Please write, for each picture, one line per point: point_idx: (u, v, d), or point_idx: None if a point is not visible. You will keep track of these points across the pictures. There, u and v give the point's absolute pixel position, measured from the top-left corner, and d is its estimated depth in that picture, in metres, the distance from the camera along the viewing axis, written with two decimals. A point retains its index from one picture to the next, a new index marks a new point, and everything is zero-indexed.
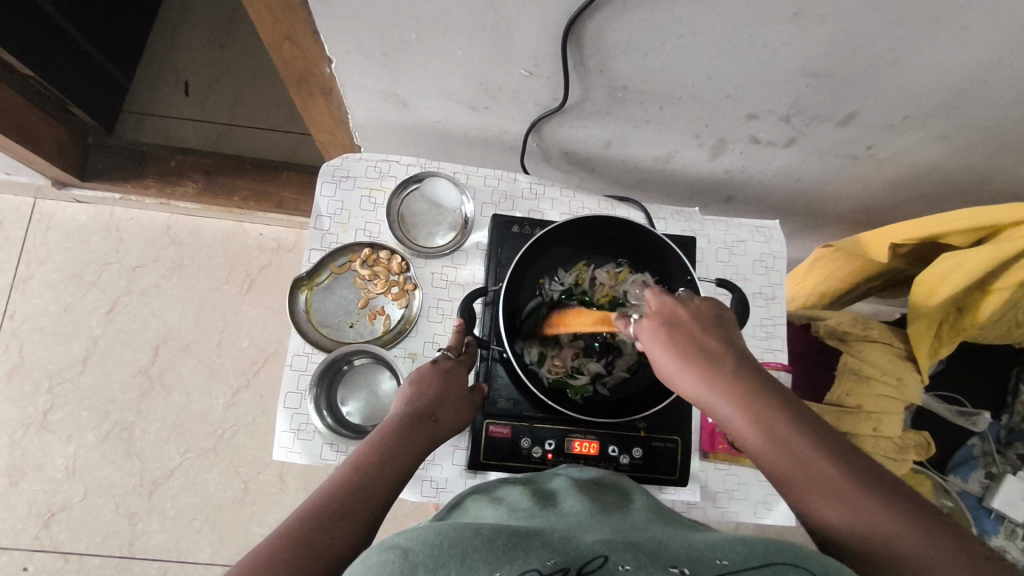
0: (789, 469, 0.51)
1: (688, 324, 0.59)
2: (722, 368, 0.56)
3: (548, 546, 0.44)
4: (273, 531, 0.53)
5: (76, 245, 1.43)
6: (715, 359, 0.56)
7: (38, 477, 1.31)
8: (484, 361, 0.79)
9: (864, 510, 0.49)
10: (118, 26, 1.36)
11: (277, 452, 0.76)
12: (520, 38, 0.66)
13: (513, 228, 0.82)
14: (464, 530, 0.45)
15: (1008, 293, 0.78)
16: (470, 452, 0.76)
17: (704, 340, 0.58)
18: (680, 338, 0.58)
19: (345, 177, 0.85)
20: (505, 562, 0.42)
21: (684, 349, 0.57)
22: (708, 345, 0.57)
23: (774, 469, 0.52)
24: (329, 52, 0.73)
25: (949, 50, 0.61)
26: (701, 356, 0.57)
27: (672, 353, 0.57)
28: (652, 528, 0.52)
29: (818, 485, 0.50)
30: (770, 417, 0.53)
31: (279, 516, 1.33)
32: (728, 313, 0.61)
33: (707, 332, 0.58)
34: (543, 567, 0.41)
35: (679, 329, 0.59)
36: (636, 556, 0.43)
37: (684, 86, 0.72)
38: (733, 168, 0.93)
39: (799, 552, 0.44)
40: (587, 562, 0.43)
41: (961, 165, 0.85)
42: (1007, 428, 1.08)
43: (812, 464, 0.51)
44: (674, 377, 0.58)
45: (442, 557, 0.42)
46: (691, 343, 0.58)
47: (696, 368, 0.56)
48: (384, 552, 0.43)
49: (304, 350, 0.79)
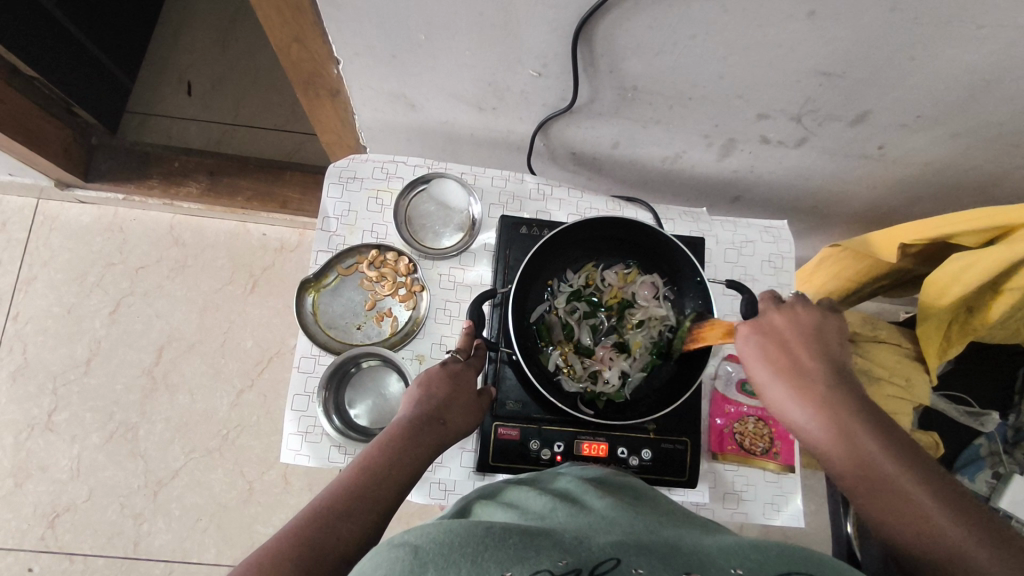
0: (859, 476, 0.52)
1: (783, 334, 0.62)
2: (810, 377, 0.58)
3: (559, 547, 0.44)
4: (277, 531, 0.53)
5: (79, 245, 1.42)
6: (805, 368, 0.59)
7: (43, 478, 1.31)
8: (493, 363, 0.79)
9: (931, 522, 0.47)
10: (120, 26, 1.35)
11: (285, 454, 0.75)
12: (530, 39, 0.66)
13: (521, 229, 0.82)
14: (474, 529, 0.45)
15: (1020, 293, 0.77)
16: (478, 454, 0.76)
17: (797, 352, 0.60)
18: (772, 347, 0.61)
19: (352, 178, 0.85)
20: (516, 561, 0.41)
21: (769, 359, 0.61)
22: (802, 356, 0.60)
23: (844, 476, 0.53)
24: (336, 54, 0.73)
25: (964, 50, 0.61)
26: (791, 364, 0.59)
27: (761, 360, 0.61)
28: (663, 529, 0.51)
29: (885, 494, 0.50)
30: (850, 425, 0.54)
31: (284, 517, 1.33)
32: (837, 331, 0.63)
33: (803, 344, 0.61)
34: (555, 567, 0.41)
35: (772, 340, 0.62)
36: (649, 561, 0.43)
37: (695, 86, 0.71)
38: (741, 168, 0.92)
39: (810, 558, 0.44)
40: (599, 563, 0.42)
41: (971, 165, 0.85)
42: (1013, 428, 1.08)
43: (883, 473, 0.51)
44: (764, 387, 0.60)
45: (452, 556, 0.41)
46: (783, 352, 0.61)
47: (785, 380, 0.59)
48: (394, 550, 0.43)
49: (312, 352, 0.79)
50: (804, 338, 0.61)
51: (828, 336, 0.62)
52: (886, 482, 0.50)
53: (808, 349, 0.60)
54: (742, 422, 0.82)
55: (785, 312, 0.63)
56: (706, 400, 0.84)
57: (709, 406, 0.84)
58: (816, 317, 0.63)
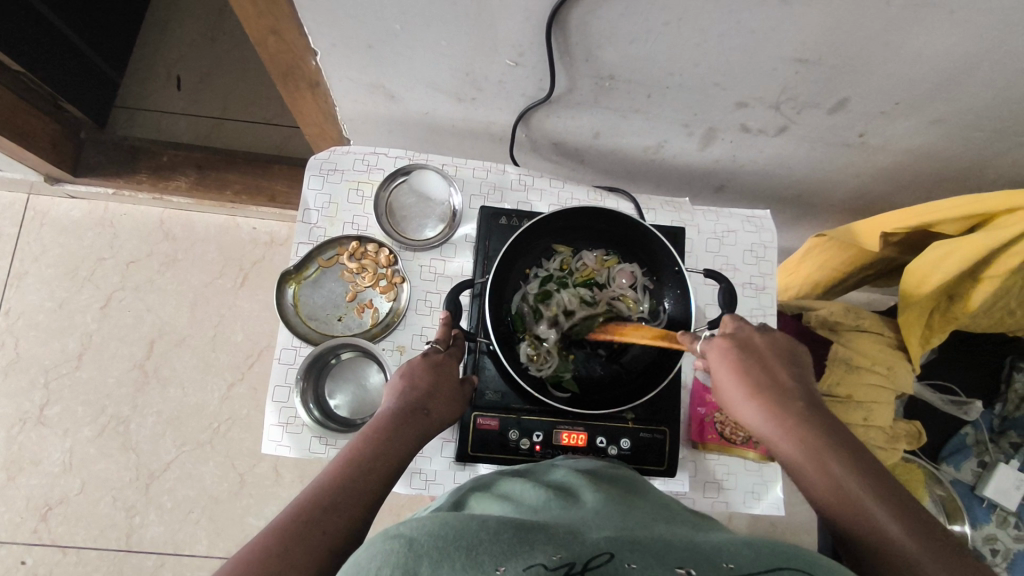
0: (822, 484, 0.53)
1: (757, 349, 0.64)
2: (780, 388, 0.61)
3: (553, 541, 0.44)
4: (262, 528, 0.53)
5: (69, 240, 1.43)
6: (775, 381, 0.62)
7: (36, 472, 1.32)
8: (472, 353, 0.79)
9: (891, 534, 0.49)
10: (107, 20, 1.35)
11: (265, 445, 0.76)
12: (504, 28, 0.66)
13: (500, 220, 0.82)
14: (469, 522, 0.45)
15: (999, 280, 0.77)
16: (458, 444, 0.76)
17: (772, 368, 0.63)
18: (745, 359, 0.63)
19: (333, 170, 0.85)
20: (510, 555, 0.41)
21: (743, 372, 0.63)
22: (773, 370, 0.63)
23: (808, 485, 0.54)
24: (313, 45, 0.73)
25: (938, 35, 0.61)
26: (762, 378, 0.62)
27: (732, 371, 0.63)
28: (656, 525, 0.51)
29: (847, 503, 0.51)
30: (814, 438, 0.56)
31: (275, 508, 1.33)
32: (805, 355, 0.66)
33: (775, 359, 0.64)
34: (548, 561, 0.41)
35: (744, 352, 0.64)
36: (643, 555, 0.43)
37: (672, 74, 0.71)
38: (723, 158, 0.92)
39: (805, 554, 0.44)
40: (593, 557, 0.42)
41: (952, 153, 0.85)
42: (999, 417, 1.08)
43: (844, 484, 0.52)
44: (736, 401, 0.62)
45: (446, 549, 0.42)
46: (755, 364, 0.63)
47: (757, 394, 0.61)
48: (389, 542, 0.43)
49: (292, 344, 0.79)
50: (775, 354, 0.64)
51: (797, 358, 0.65)
52: (848, 492, 0.52)
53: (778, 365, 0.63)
54: (723, 411, 0.82)
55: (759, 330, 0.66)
56: (686, 389, 0.85)
57: (690, 395, 0.84)
58: (786, 341, 0.66)
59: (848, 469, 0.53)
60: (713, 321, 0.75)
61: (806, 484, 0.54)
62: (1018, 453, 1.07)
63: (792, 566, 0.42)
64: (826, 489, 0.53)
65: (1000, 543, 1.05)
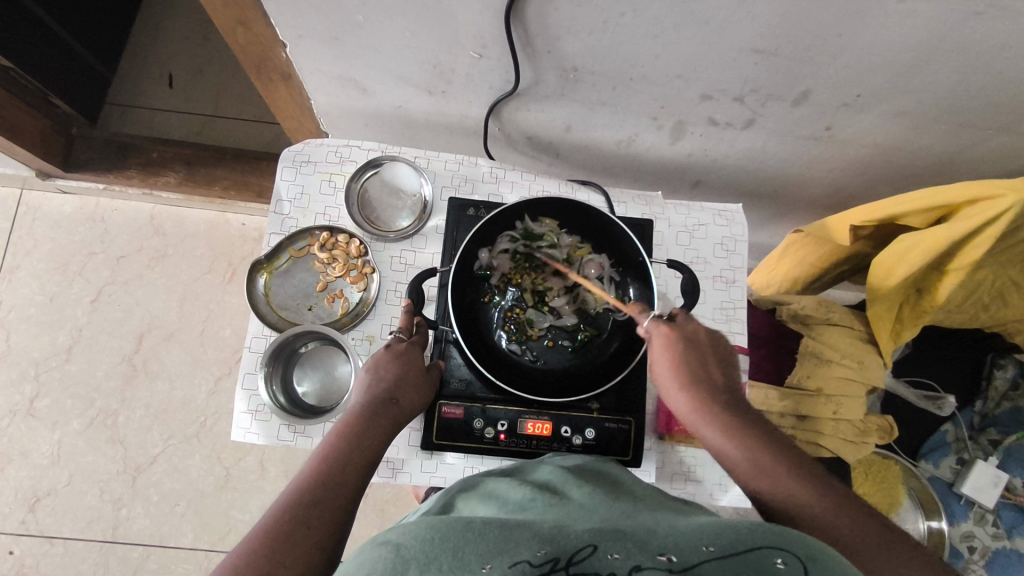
0: (750, 469, 0.57)
1: (696, 343, 0.68)
2: (711, 382, 0.64)
3: (538, 536, 0.44)
4: (249, 531, 0.53)
5: (61, 236, 1.45)
6: (710, 379, 0.65)
7: (24, 463, 1.33)
8: (439, 342, 0.80)
9: (822, 514, 0.53)
10: (99, 19, 1.37)
11: (234, 432, 0.77)
12: (465, 20, 0.67)
13: (468, 211, 0.83)
14: (455, 521, 0.45)
15: (964, 273, 0.77)
16: (424, 432, 0.77)
17: (706, 360, 0.66)
18: (686, 352, 0.66)
19: (306, 162, 0.86)
20: (498, 553, 0.42)
21: (681, 362, 0.66)
22: (708, 369, 0.66)
23: (745, 475, 0.57)
24: (281, 37, 0.74)
25: (890, 25, 0.61)
26: (697, 368, 0.65)
27: (673, 365, 0.66)
28: (639, 514, 0.51)
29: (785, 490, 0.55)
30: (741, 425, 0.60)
31: (261, 502, 1.34)
32: (733, 357, 0.71)
33: (711, 359, 0.67)
34: (533, 558, 0.42)
35: (685, 347, 0.67)
36: (626, 544, 0.43)
37: (633, 66, 0.72)
38: (696, 152, 0.93)
39: (785, 534, 0.44)
40: (576, 551, 0.42)
41: (921, 146, 0.85)
42: (980, 415, 1.08)
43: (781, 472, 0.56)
44: (671, 392, 0.65)
45: (434, 552, 0.42)
46: (693, 356, 0.66)
47: (691, 384, 0.64)
48: (378, 548, 0.44)
49: (263, 333, 0.80)
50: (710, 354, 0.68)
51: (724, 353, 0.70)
52: (779, 476, 0.56)
53: (712, 364, 0.67)
54: None
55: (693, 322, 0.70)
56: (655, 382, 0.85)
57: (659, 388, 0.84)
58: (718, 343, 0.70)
59: (773, 453, 0.58)
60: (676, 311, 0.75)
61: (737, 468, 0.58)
62: (997, 450, 1.08)
63: (771, 545, 0.43)
64: (753, 468, 0.57)
65: (977, 541, 1.06)
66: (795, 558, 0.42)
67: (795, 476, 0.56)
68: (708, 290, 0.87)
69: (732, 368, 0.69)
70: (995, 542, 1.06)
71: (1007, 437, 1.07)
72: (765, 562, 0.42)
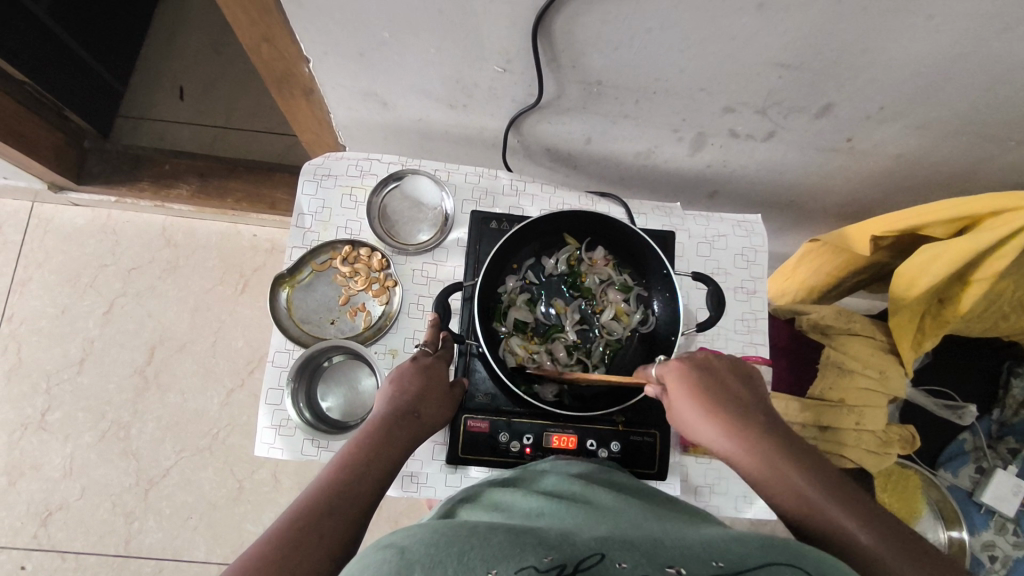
0: (788, 499, 0.56)
1: (716, 370, 0.66)
2: (734, 410, 0.63)
3: (544, 544, 0.43)
4: (261, 535, 0.52)
5: (73, 248, 1.45)
6: (732, 400, 0.64)
7: (36, 477, 1.33)
8: (463, 356, 0.80)
9: (869, 542, 0.51)
10: (111, 32, 1.37)
11: (258, 447, 0.76)
12: (491, 36, 0.67)
13: (491, 224, 0.83)
14: (460, 529, 0.45)
15: (988, 284, 0.77)
16: (449, 446, 0.77)
17: (729, 389, 0.65)
18: (704, 382, 0.65)
19: (327, 175, 0.86)
20: (503, 558, 0.41)
21: (701, 394, 0.64)
22: (728, 390, 0.65)
23: (772, 498, 0.57)
24: (305, 52, 0.74)
25: (917, 39, 0.61)
26: (719, 398, 0.64)
27: (691, 393, 0.65)
28: (646, 525, 0.50)
29: (815, 513, 0.54)
30: (770, 453, 0.59)
31: (273, 514, 1.34)
32: (759, 371, 0.69)
33: (730, 378, 0.66)
34: (540, 563, 0.40)
35: (700, 370, 0.66)
36: (632, 553, 0.42)
37: (657, 80, 0.72)
38: (714, 163, 0.93)
39: (795, 551, 0.43)
40: (583, 559, 0.41)
41: (941, 157, 0.85)
42: (998, 423, 1.08)
43: (805, 490, 0.55)
44: (694, 425, 0.64)
45: (438, 557, 0.41)
46: (713, 385, 0.65)
47: (713, 417, 0.63)
48: (381, 553, 0.43)
49: (286, 347, 0.80)
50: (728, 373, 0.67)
51: (750, 377, 0.68)
52: (818, 503, 0.54)
53: (732, 384, 0.65)
54: None
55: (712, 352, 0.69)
56: None
57: None
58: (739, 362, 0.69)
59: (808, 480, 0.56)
60: (701, 324, 0.75)
61: (772, 496, 0.57)
62: (1017, 459, 1.07)
63: (781, 562, 0.42)
64: (789, 495, 0.56)
65: (999, 550, 1.06)
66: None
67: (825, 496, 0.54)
68: (729, 301, 0.88)
69: (760, 389, 0.67)
70: (1017, 552, 1.05)
71: None
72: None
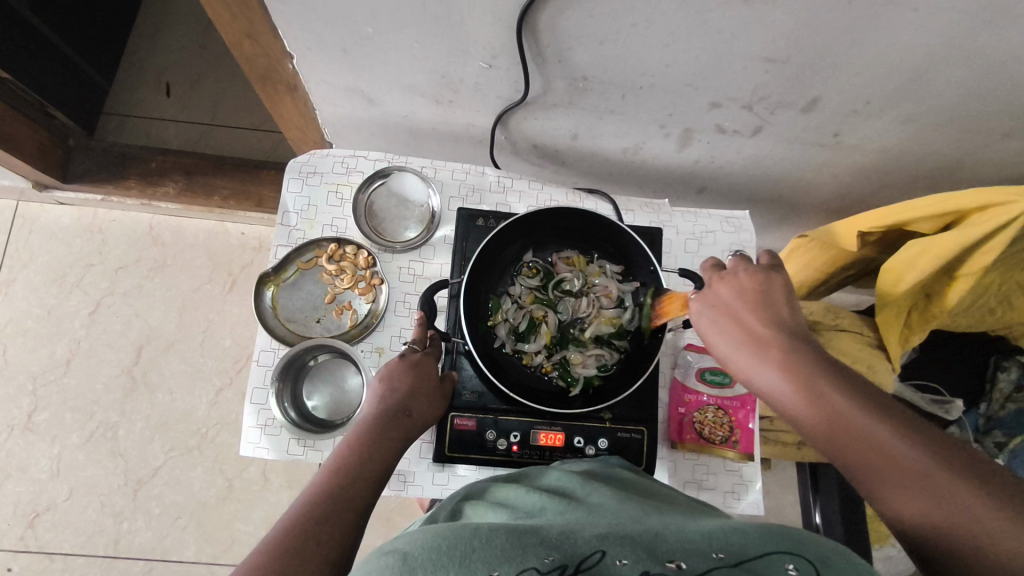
0: (850, 451, 0.48)
1: (733, 301, 0.59)
2: (764, 340, 0.55)
3: (545, 544, 0.43)
4: (254, 549, 0.50)
5: (58, 247, 1.43)
6: (771, 338, 0.55)
7: (23, 478, 1.31)
8: (450, 354, 0.79)
9: (962, 501, 0.43)
10: (96, 28, 1.36)
11: (243, 447, 0.76)
12: (477, 30, 0.66)
13: (477, 221, 0.83)
14: (462, 530, 0.44)
15: (973, 278, 0.78)
16: (436, 445, 0.76)
17: (751, 319, 0.57)
18: (728, 315, 0.58)
19: (312, 173, 0.85)
20: (505, 560, 0.41)
21: (732, 329, 0.57)
22: (758, 321, 0.56)
23: (829, 446, 0.49)
24: (289, 49, 0.73)
25: (901, 32, 0.61)
26: (746, 331, 0.56)
27: (722, 330, 0.58)
28: (647, 517, 0.50)
29: (888, 466, 0.46)
30: (815, 385, 0.50)
31: (264, 514, 1.33)
32: (782, 281, 0.60)
33: (756, 305, 0.58)
34: (541, 565, 0.40)
35: (733, 305, 0.59)
36: (633, 550, 0.43)
37: (643, 75, 0.72)
38: (702, 159, 0.93)
39: (794, 538, 0.44)
40: (584, 560, 0.42)
41: (927, 151, 0.85)
42: (985, 417, 1.09)
43: (870, 437, 0.47)
44: (727, 360, 0.58)
45: (442, 560, 0.40)
46: (738, 315, 0.58)
47: (747, 352, 0.55)
48: (384, 557, 0.42)
49: (271, 346, 0.79)
50: (753, 299, 0.58)
51: (771, 293, 0.59)
52: (886, 453, 0.46)
53: (760, 310, 0.57)
54: (702, 411, 0.81)
55: (727, 279, 0.61)
56: (665, 390, 0.84)
57: (668, 396, 0.84)
58: (760, 268, 0.61)
59: (873, 423, 0.47)
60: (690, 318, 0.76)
61: (824, 441, 0.49)
62: (1002, 452, 1.09)
63: (781, 550, 0.42)
64: (850, 446, 0.48)
65: None
66: (804, 563, 0.42)
67: (897, 446, 0.46)
68: None
69: (779, 302, 0.58)
70: None
71: (1012, 439, 1.09)
72: (774, 567, 0.41)
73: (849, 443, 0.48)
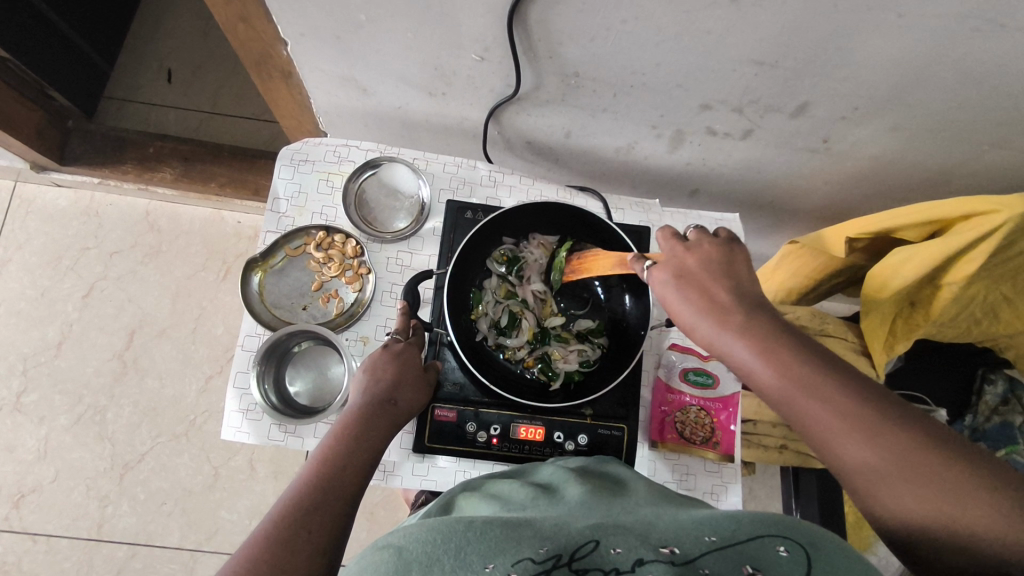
0: (813, 415, 0.48)
1: (696, 270, 0.59)
2: (729, 309, 0.55)
3: (539, 535, 0.44)
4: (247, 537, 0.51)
5: (54, 230, 1.44)
6: (734, 310, 0.55)
7: (10, 458, 1.32)
8: (433, 344, 0.80)
9: (915, 459, 0.45)
10: (99, 13, 1.36)
11: (224, 431, 0.76)
12: (469, 22, 0.66)
13: (466, 214, 0.84)
14: (456, 523, 0.44)
15: (957, 287, 0.78)
16: (416, 435, 0.76)
17: (713, 288, 0.57)
18: (691, 284, 0.58)
19: (305, 160, 0.86)
20: (499, 552, 0.41)
21: (695, 298, 0.57)
22: (720, 291, 0.56)
23: (791, 411, 0.50)
24: (283, 35, 0.74)
25: (889, 38, 0.61)
26: (710, 299, 0.56)
27: (683, 297, 0.58)
28: (640, 508, 0.51)
29: (848, 428, 0.47)
30: (779, 352, 0.51)
31: (249, 503, 1.33)
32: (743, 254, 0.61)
33: (718, 276, 0.58)
34: (535, 555, 0.41)
35: (696, 273, 0.58)
36: (626, 538, 0.43)
37: (634, 73, 0.72)
38: (694, 161, 0.93)
39: (786, 522, 0.44)
40: (579, 547, 0.42)
41: (917, 160, 0.86)
42: (970, 429, 1.08)
43: (831, 400, 0.48)
44: (689, 327, 0.57)
45: (436, 554, 0.41)
46: (700, 284, 0.58)
47: (711, 320, 0.55)
48: (379, 553, 0.43)
49: (256, 331, 0.79)
50: (718, 272, 0.58)
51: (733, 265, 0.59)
52: (848, 416, 0.47)
53: (722, 281, 0.57)
54: (684, 410, 0.81)
55: (691, 248, 0.60)
56: (648, 389, 0.84)
57: (652, 395, 0.83)
58: (724, 242, 0.61)
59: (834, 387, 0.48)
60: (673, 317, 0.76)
61: (789, 406, 0.50)
62: None
63: (773, 534, 0.42)
64: (812, 409, 0.48)
65: None
66: (795, 546, 0.42)
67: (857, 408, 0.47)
68: None
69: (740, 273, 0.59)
70: None
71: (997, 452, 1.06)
72: (767, 551, 0.41)
73: (812, 413, 0.48)
